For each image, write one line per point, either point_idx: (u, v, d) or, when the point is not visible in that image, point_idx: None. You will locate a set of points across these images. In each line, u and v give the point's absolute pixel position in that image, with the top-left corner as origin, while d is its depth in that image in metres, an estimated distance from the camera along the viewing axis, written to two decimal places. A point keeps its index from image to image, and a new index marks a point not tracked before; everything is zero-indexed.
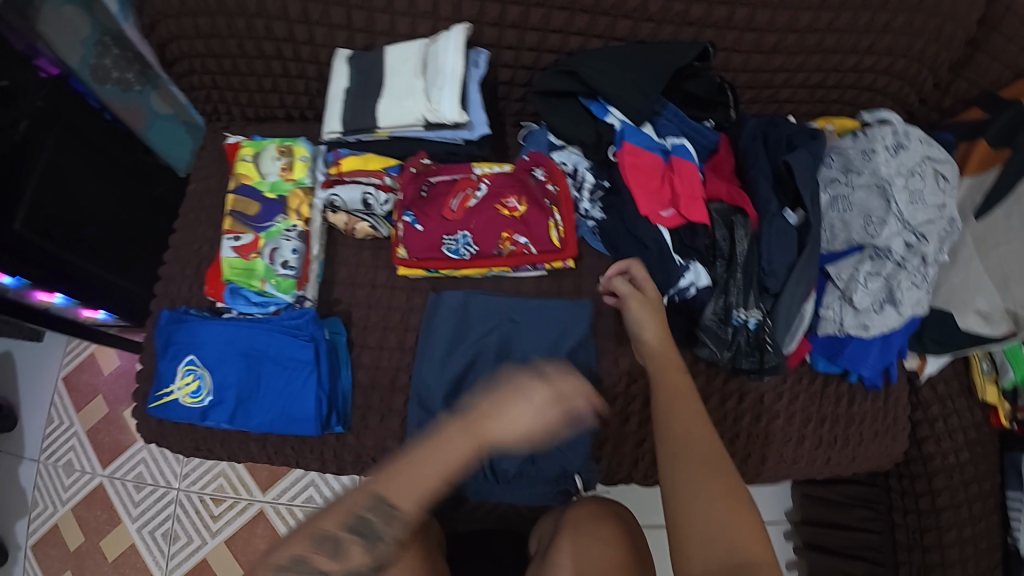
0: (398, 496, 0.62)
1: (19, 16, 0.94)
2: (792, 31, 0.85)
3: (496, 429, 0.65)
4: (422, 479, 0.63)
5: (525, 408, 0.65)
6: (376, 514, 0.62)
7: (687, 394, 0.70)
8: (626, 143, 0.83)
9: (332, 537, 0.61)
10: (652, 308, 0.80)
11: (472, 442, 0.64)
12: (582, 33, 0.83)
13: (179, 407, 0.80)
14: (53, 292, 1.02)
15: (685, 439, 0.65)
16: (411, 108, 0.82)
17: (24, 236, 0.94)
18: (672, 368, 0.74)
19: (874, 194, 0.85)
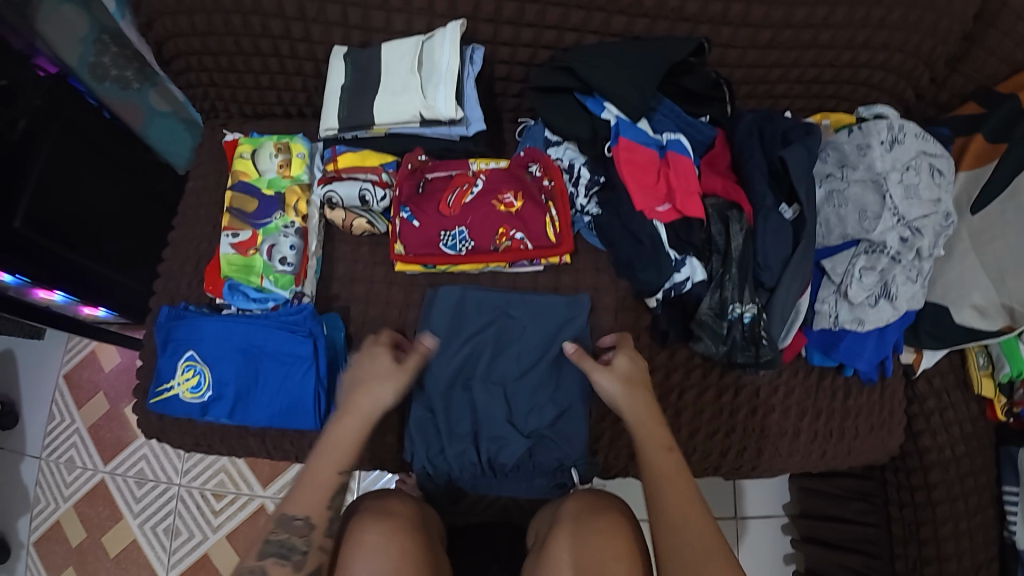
0: (300, 507, 0.69)
1: (18, 16, 0.95)
2: (787, 26, 0.85)
3: (366, 401, 0.73)
4: (320, 483, 0.70)
5: (378, 378, 0.74)
6: (288, 531, 0.68)
7: (680, 478, 0.65)
8: (621, 139, 0.83)
9: (253, 567, 0.66)
10: (625, 376, 0.74)
11: (358, 417, 0.72)
12: (577, 29, 0.83)
13: (179, 403, 0.81)
14: (53, 290, 1.02)
15: (684, 535, 0.61)
16: (408, 105, 0.82)
17: (24, 235, 0.96)
18: (655, 448, 0.68)
19: (869, 189, 0.85)
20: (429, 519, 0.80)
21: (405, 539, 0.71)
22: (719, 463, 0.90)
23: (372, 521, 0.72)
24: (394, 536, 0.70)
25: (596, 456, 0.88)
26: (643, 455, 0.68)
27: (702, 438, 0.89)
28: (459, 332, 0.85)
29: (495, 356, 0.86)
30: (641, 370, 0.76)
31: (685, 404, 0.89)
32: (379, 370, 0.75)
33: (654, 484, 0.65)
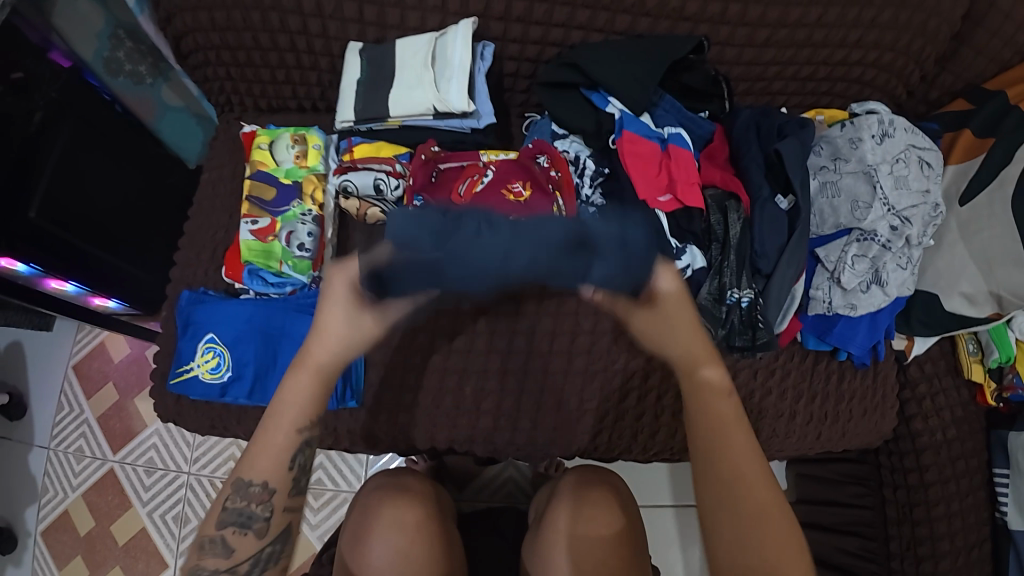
0: (257, 472, 0.63)
1: (34, 10, 0.98)
2: (782, 25, 0.90)
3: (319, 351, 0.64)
4: (273, 445, 0.63)
5: (333, 311, 0.64)
6: (246, 498, 0.63)
7: (732, 422, 0.61)
8: (625, 131, 0.87)
9: (212, 539, 0.63)
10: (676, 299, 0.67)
11: (308, 370, 0.64)
12: (583, 27, 0.87)
13: (198, 383, 0.84)
14: (66, 280, 1.06)
15: (743, 486, 0.58)
16: (421, 98, 0.86)
17: (38, 225, 0.98)
18: (716, 390, 0.63)
19: (861, 180, 0.89)
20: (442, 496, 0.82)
21: (421, 512, 0.74)
22: None
23: (388, 492, 0.76)
24: (410, 507, 0.74)
25: (601, 436, 0.91)
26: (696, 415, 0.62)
27: None
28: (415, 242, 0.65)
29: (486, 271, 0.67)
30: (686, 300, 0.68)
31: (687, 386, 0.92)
32: (333, 302, 0.65)
33: (707, 450, 0.60)
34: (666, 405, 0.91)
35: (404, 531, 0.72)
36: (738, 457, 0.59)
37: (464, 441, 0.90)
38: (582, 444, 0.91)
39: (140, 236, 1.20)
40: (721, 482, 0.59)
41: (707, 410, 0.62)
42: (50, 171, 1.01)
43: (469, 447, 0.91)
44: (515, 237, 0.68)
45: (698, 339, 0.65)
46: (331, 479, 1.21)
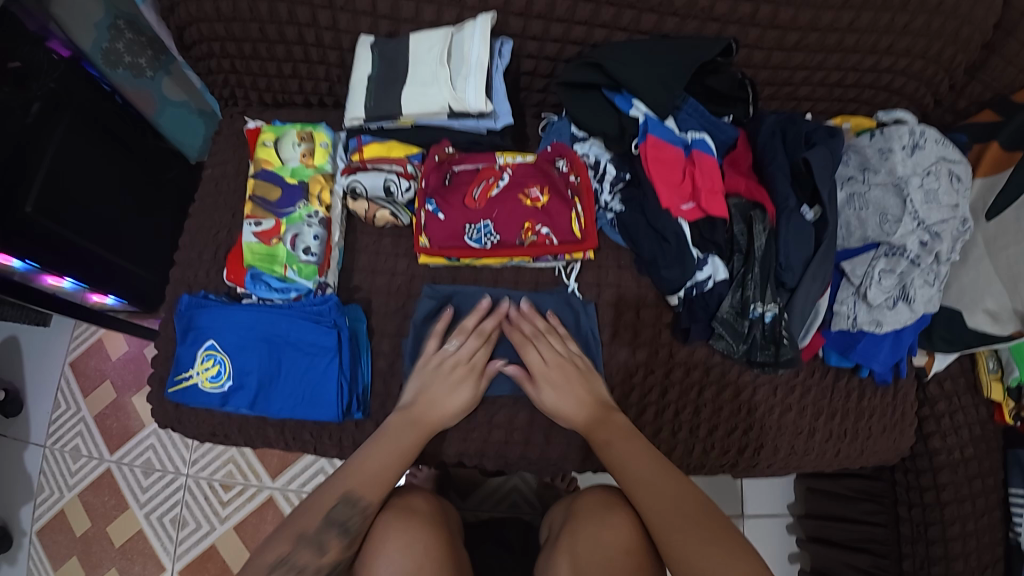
0: (365, 489, 0.70)
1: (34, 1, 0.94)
2: (813, 29, 0.86)
3: (436, 411, 0.78)
4: (384, 471, 0.72)
5: (446, 395, 0.79)
6: (352, 509, 0.69)
7: (639, 451, 0.72)
8: (649, 136, 0.83)
9: (310, 538, 0.67)
10: (565, 385, 0.79)
11: (422, 428, 0.77)
12: (607, 26, 0.83)
13: (199, 392, 0.81)
14: (62, 276, 1.03)
15: (656, 496, 0.66)
16: (436, 96, 0.81)
17: (32, 219, 0.95)
18: (610, 424, 0.76)
19: (889, 193, 0.86)
20: (451, 523, 0.79)
21: (429, 537, 0.71)
22: (737, 460, 0.90)
23: (404, 520, 0.71)
24: (421, 534, 0.70)
25: None
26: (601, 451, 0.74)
27: (721, 435, 0.89)
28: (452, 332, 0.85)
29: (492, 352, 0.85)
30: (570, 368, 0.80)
31: (705, 401, 0.89)
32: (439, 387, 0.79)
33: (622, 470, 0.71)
34: (683, 420, 0.88)
35: (416, 560, 0.68)
36: (641, 468, 0.69)
37: (475, 455, 0.87)
38: (594, 460, 0.88)
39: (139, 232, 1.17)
40: (635, 495, 0.68)
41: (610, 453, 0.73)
42: (48, 164, 0.99)
43: (479, 460, 0.88)
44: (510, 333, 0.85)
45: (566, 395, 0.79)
46: None
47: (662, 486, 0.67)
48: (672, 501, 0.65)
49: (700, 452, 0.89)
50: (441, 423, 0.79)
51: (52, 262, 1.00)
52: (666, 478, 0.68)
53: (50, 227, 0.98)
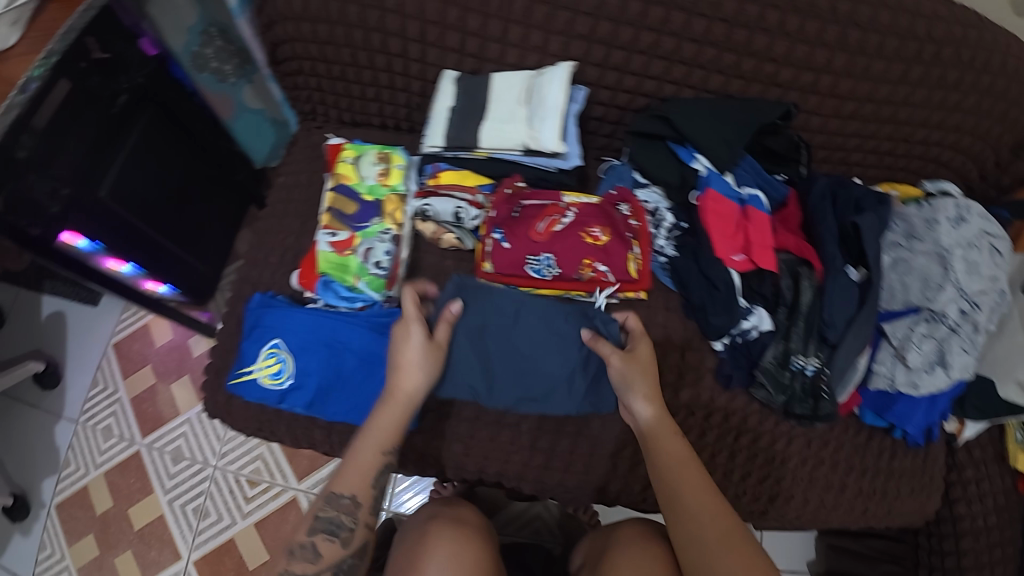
0: (347, 486, 0.72)
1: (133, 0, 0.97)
2: (869, 101, 0.91)
3: (405, 380, 0.74)
4: (364, 462, 0.73)
5: (413, 360, 0.75)
6: (336, 509, 0.71)
7: (686, 457, 0.72)
8: (709, 189, 0.87)
9: (304, 545, 0.70)
10: (643, 365, 0.77)
11: (397, 402, 0.74)
12: (676, 82, 0.89)
13: (257, 386, 0.85)
14: (125, 260, 1.13)
15: (699, 504, 0.67)
16: (514, 134, 0.87)
17: (106, 204, 1.05)
18: (668, 429, 0.74)
19: (933, 261, 0.90)
20: (497, 540, 0.80)
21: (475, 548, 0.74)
22: (766, 509, 0.91)
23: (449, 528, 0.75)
24: (469, 544, 0.74)
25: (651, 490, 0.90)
26: (654, 440, 0.73)
27: (753, 482, 0.90)
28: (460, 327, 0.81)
29: (498, 358, 0.82)
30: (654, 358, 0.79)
31: (741, 447, 0.90)
32: (412, 353, 0.75)
33: (669, 469, 0.70)
34: (718, 463, 0.89)
35: (463, 567, 0.70)
36: (690, 477, 0.69)
37: (514, 476, 0.90)
38: (629, 493, 0.90)
39: (198, 223, 1.30)
40: (681, 500, 0.68)
41: (662, 448, 0.72)
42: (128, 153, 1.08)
43: (517, 483, 0.91)
44: (523, 340, 0.82)
45: (649, 383, 0.76)
46: None
47: (707, 493, 0.68)
48: (706, 517, 0.66)
49: (732, 497, 0.90)
50: (410, 395, 0.75)
51: (117, 246, 1.10)
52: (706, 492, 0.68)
53: (120, 213, 1.07)
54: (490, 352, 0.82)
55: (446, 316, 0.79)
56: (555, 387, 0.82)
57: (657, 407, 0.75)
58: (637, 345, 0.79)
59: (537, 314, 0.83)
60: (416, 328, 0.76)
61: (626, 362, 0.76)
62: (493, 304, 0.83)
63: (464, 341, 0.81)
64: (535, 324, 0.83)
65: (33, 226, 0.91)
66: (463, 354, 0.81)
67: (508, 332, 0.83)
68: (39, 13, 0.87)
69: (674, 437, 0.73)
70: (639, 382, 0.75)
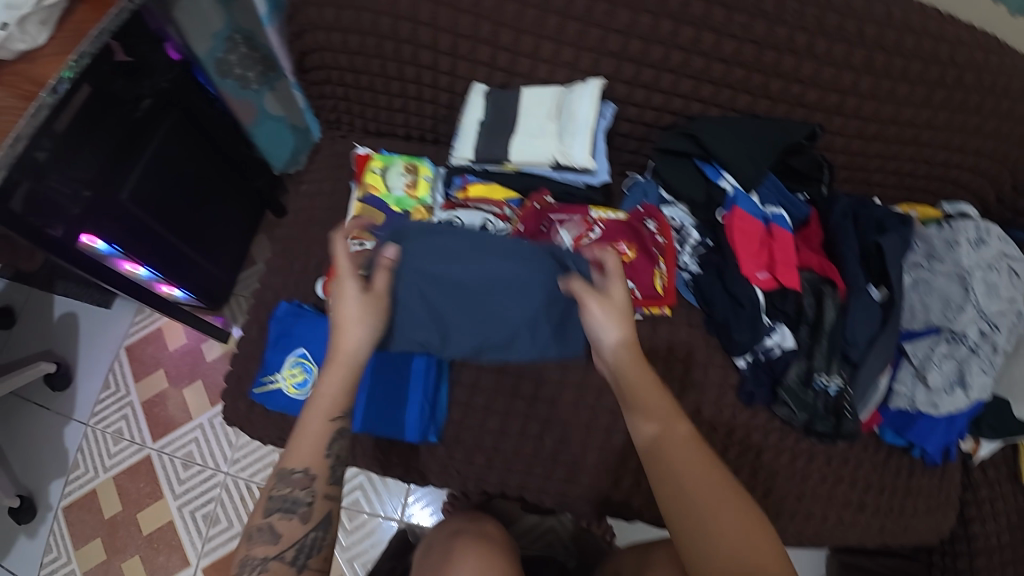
0: (297, 460, 0.66)
1: (159, 6, 0.97)
2: (892, 123, 0.92)
3: (346, 340, 0.66)
4: (311, 433, 0.66)
5: (352, 317, 0.66)
6: (289, 486, 0.65)
7: (668, 409, 0.65)
8: (735, 208, 0.88)
9: (261, 527, 0.65)
10: (620, 309, 0.68)
11: (341, 365, 0.66)
12: (704, 101, 0.90)
13: (282, 396, 0.86)
14: (140, 263, 1.12)
15: (682, 458, 0.61)
16: (543, 148, 0.89)
17: (126, 206, 1.05)
18: (647, 380, 0.66)
19: (953, 282, 0.91)
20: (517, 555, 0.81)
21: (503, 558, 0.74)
22: (786, 525, 0.91)
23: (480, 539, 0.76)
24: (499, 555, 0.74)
25: None
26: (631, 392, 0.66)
27: (775, 499, 0.90)
28: (401, 269, 0.74)
29: (449, 305, 0.77)
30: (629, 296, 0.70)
31: (763, 464, 0.90)
32: (349, 310, 0.66)
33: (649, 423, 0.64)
34: (740, 481, 0.89)
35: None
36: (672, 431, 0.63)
37: (536, 491, 0.89)
38: (651, 509, 0.90)
39: (213, 225, 1.28)
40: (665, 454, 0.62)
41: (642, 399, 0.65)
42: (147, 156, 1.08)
43: (539, 497, 0.90)
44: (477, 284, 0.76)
45: (626, 326, 0.68)
46: (366, 500, 1.23)
47: (692, 450, 0.62)
48: (692, 469, 0.61)
49: None
50: (353, 357, 0.66)
51: (134, 250, 1.09)
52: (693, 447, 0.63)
53: (138, 216, 1.08)
54: (440, 298, 0.76)
55: (384, 261, 0.72)
56: (517, 332, 0.78)
57: (631, 348, 0.67)
58: (611, 289, 0.69)
59: (491, 255, 0.77)
60: (352, 280, 0.67)
61: (597, 306, 0.68)
62: (444, 246, 0.76)
63: (409, 291, 0.75)
64: (491, 266, 0.76)
65: (52, 226, 0.91)
66: (409, 303, 0.75)
67: (460, 275, 0.76)
68: (68, 13, 0.83)
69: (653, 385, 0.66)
70: (609, 324, 0.67)
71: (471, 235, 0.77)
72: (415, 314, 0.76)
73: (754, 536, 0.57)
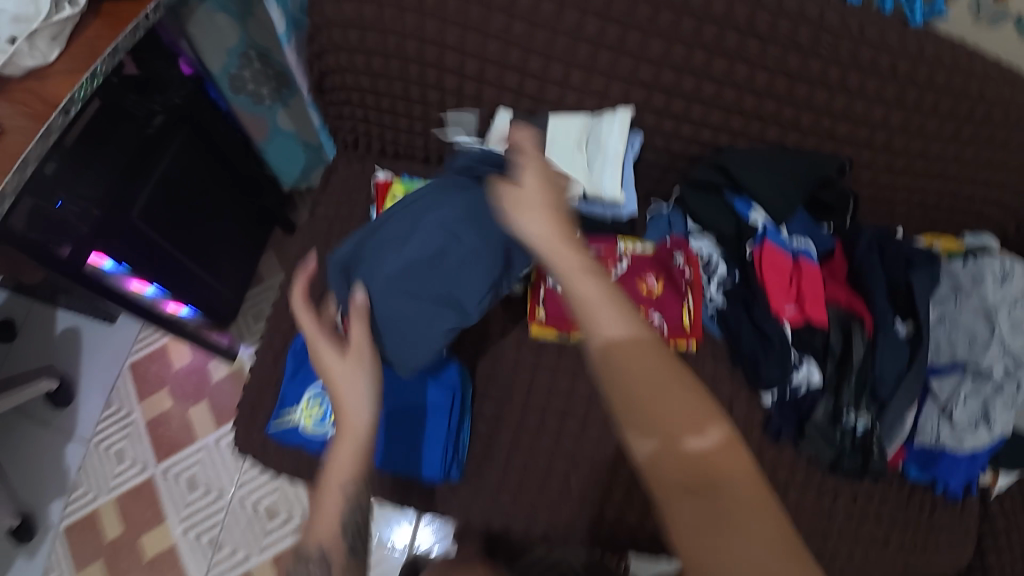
0: (314, 540, 0.63)
1: (173, 19, 0.95)
2: (920, 157, 0.92)
3: (343, 403, 0.64)
4: (325, 507, 0.64)
5: (343, 381, 0.65)
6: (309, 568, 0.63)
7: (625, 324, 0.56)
8: (766, 242, 0.87)
9: None
10: (541, 199, 0.61)
11: (345, 433, 0.64)
12: (733, 132, 0.89)
13: (300, 432, 0.83)
14: (148, 282, 1.05)
15: (643, 380, 0.53)
16: (571, 180, 0.88)
17: (138, 225, 1.01)
18: (595, 289, 0.56)
19: (979, 318, 0.90)
20: None
21: None
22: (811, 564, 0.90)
23: None
24: None
25: None
26: (579, 306, 0.56)
27: (802, 537, 0.88)
28: (366, 288, 0.75)
29: (437, 287, 0.76)
30: (551, 176, 0.63)
31: (790, 501, 0.88)
32: (338, 374, 0.66)
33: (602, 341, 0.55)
34: None
35: None
36: (628, 351, 0.54)
37: (561, 536, 0.84)
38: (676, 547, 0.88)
39: (219, 241, 1.23)
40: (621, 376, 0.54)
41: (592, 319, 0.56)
42: (158, 173, 1.03)
43: (564, 546, 0.85)
44: (439, 245, 0.76)
45: (553, 228, 0.59)
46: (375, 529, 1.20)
47: (660, 374, 0.53)
48: (652, 388, 0.53)
49: None
50: (354, 420, 0.63)
51: (143, 268, 1.03)
52: (656, 364, 0.54)
53: (151, 236, 1.04)
54: (420, 286, 0.75)
55: (358, 301, 0.72)
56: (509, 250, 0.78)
57: (563, 246, 0.59)
58: (528, 176, 0.63)
59: (431, 221, 0.77)
60: (325, 343, 0.68)
61: (517, 200, 0.61)
62: (394, 252, 0.76)
63: (392, 297, 0.75)
64: (433, 220, 0.77)
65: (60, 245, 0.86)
66: (398, 309, 0.75)
67: (423, 258, 0.76)
68: (81, 29, 0.79)
69: (598, 288, 0.56)
70: (536, 222, 0.60)
71: (407, 217, 0.78)
72: (408, 315, 0.75)
73: (726, 460, 0.51)
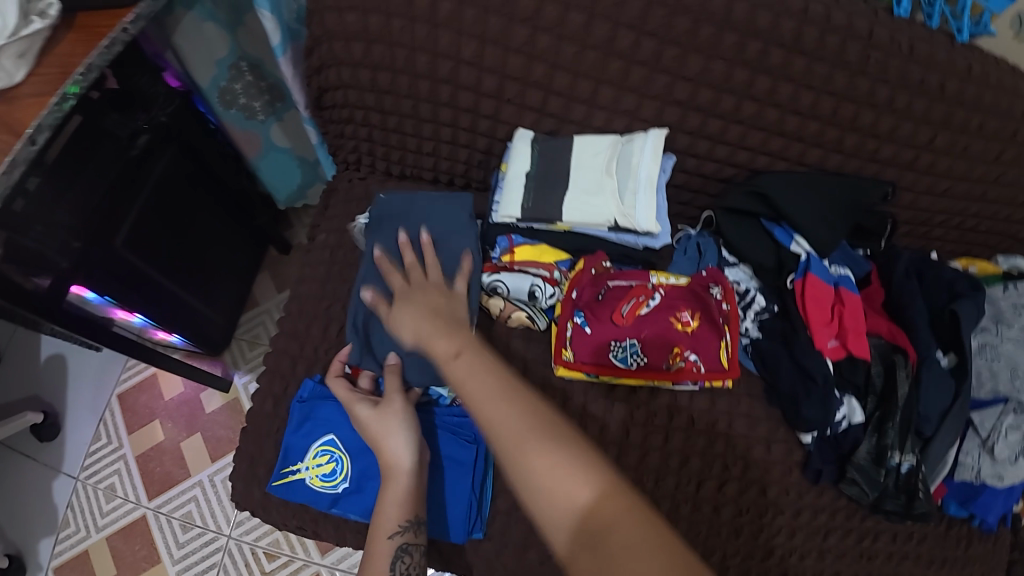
0: None
1: (157, 27, 0.89)
2: (964, 180, 0.86)
3: (388, 448, 0.67)
4: (376, 553, 0.64)
5: (386, 428, 0.68)
6: None
7: (487, 386, 0.58)
8: (809, 275, 0.83)
9: None
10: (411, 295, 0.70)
11: (394, 475, 0.67)
12: (771, 154, 0.83)
13: (306, 488, 0.76)
14: (133, 312, 0.98)
15: (510, 434, 0.55)
16: (603, 208, 0.81)
17: (119, 252, 0.92)
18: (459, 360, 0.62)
19: (1021, 348, 0.87)
20: None
21: None
22: None
23: None
24: None
25: None
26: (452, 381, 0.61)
27: None
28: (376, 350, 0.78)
29: None
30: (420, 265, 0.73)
31: (830, 546, 0.84)
32: (376, 426, 0.69)
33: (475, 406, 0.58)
34: (808, 566, 0.82)
35: None
36: (493, 410, 0.56)
37: None
38: None
39: (210, 265, 1.15)
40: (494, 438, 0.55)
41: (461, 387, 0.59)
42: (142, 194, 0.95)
43: None
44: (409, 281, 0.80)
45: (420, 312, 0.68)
46: None
47: (526, 435, 0.54)
48: (516, 432, 0.55)
49: None
50: (398, 458, 0.67)
51: (128, 299, 0.95)
52: (516, 413, 0.56)
53: (133, 262, 0.94)
54: None
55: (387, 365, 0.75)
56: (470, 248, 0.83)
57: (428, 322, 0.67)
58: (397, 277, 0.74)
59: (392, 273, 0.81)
60: (359, 405, 0.71)
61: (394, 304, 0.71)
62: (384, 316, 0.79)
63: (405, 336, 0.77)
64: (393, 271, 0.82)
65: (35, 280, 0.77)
66: None
67: None
68: (52, 44, 0.69)
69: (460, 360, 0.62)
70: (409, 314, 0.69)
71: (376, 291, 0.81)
72: None
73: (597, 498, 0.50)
